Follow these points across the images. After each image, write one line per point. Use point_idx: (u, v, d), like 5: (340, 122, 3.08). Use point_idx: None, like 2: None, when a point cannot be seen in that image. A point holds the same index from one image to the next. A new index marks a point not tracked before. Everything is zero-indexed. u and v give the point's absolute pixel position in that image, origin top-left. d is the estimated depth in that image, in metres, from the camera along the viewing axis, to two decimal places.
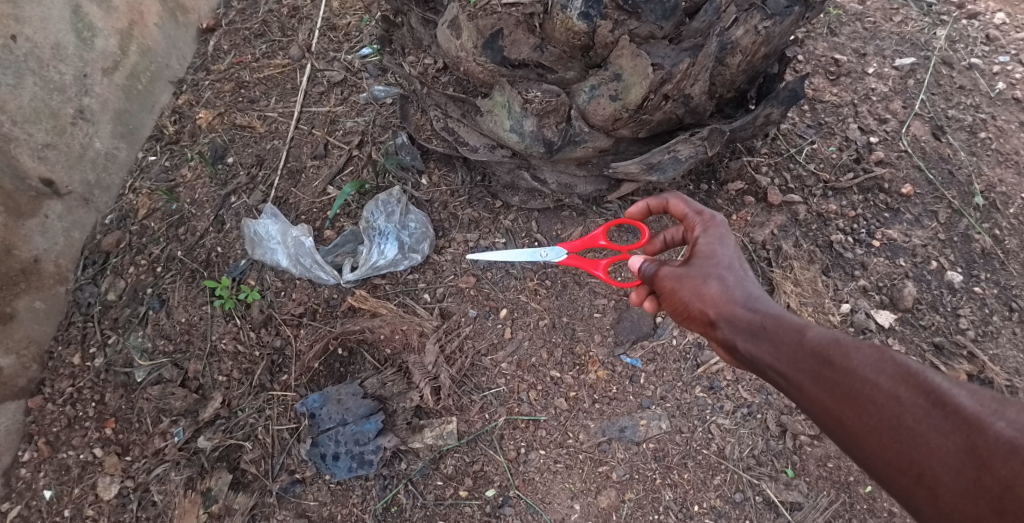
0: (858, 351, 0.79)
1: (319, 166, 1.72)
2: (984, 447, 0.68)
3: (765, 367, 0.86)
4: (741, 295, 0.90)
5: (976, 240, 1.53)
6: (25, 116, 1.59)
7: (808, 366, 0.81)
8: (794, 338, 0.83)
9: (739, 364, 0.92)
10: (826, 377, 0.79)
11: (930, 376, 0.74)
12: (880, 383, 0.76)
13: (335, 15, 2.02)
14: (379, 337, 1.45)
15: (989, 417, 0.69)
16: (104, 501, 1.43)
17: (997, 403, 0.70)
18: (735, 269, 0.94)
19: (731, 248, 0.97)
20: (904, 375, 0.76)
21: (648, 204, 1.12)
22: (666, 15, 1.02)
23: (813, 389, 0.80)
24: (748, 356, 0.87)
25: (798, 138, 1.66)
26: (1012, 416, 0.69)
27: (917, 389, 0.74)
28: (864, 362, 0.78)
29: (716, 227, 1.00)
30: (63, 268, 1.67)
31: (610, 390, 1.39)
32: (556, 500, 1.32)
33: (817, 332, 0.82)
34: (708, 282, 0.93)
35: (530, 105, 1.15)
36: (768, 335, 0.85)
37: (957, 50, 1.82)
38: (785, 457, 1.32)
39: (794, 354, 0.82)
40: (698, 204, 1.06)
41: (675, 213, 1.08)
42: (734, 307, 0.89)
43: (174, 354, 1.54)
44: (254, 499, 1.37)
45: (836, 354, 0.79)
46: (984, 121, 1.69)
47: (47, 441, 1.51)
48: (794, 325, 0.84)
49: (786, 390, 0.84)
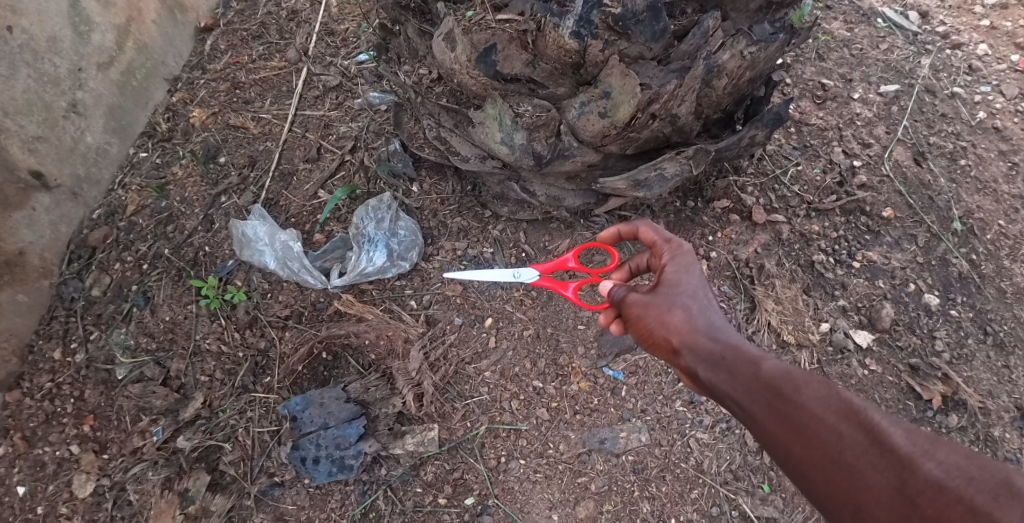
0: (808, 385, 0.81)
1: (311, 170, 1.73)
2: (915, 486, 0.69)
3: (723, 395, 0.88)
4: (703, 324, 0.93)
5: (954, 264, 1.56)
6: (18, 108, 1.58)
7: (761, 397, 0.83)
8: (750, 369, 0.85)
9: (701, 391, 0.94)
10: (777, 408, 0.81)
11: (871, 414, 0.76)
12: (825, 417, 0.78)
13: (333, 20, 2.03)
14: (364, 341, 1.46)
15: (921, 457, 0.71)
16: (78, 499, 1.41)
17: (929, 443, 0.72)
18: (700, 297, 0.97)
19: (697, 276, 0.99)
20: (848, 412, 0.77)
21: (620, 230, 1.15)
22: (656, 37, 1.04)
23: (764, 419, 0.82)
24: (708, 384, 0.89)
25: (784, 159, 1.69)
26: (943, 457, 0.71)
27: (858, 427, 0.76)
28: (813, 397, 0.80)
29: (684, 255, 1.03)
30: (48, 261, 1.66)
31: (592, 401, 1.40)
32: (536, 510, 1.33)
33: (772, 365, 0.84)
34: (673, 311, 0.95)
35: (520, 119, 1.18)
36: (726, 365, 0.88)
37: (941, 79, 1.87)
38: (762, 473, 1.34)
39: (749, 385, 0.84)
40: (668, 232, 1.08)
41: (644, 239, 1.10)
42: (697, 336, 0.92)
43: (157, 352, 1.53)
44: (232, 501, 1.37)
45: (787, 387, 0.81)
46: (964, 149, 1.74)
47: (23, 436, 1.49)
48: (751, 357, 0.87)
49: (741, 419, 0.86)
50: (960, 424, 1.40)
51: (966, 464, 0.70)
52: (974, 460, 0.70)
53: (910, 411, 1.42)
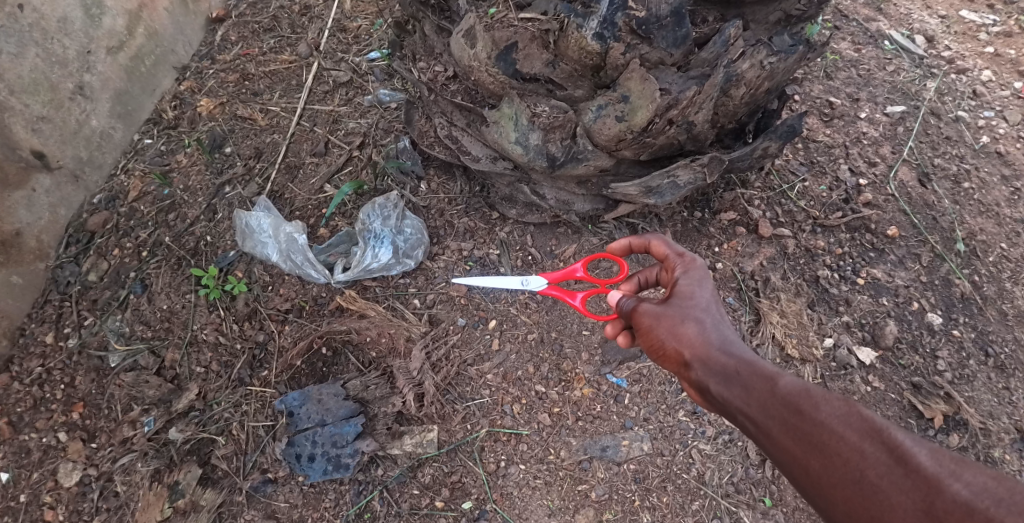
0: (827, 403, 0.80)
1: (318, 164, 1.72)
2: (942, 508, 0.69)
3: (735, 411, 0.87)
4: (716, 338, 0.92)
5: (956, 285, 1.57)
6: (24, 87, 1.56)
7: (778, 413, 0.82)
8: (766, 385, 0.84)
9: (710, 406, 0.93)
10: (795, 426, 0.80)
11: (894, 432, 0.75)
12: (847, 436, 0.77)
13: (346, 16, 2.02)
14: (366, 338, 1.44)
15: (948, 478, 0.70)
16: (64, 488, 1.38)
17: (955, 464, 0.71)
18: (712, 311, 0.96)
19: (709, 290, 0.99)
20: (869, 430, 0.77)
21: (631, 242, 1.13)
22: (677, 43, 1.05)
23: (781, 436, 0.81)
24: (720, 399, 0.88)
25: (791, 175, 1.69)
26: (970, 478, 0.70)
27: (880, 446, 0.75)
28: (833, 414, 0.79)
29: (697, 269, 1.02)
30: (45, 244, 1.64)
31: (594, 408, 1.39)
32: (534, 516, 1.31)
33: (790, 382, 0.83)
34: (685, 323, 0.94)
35: (537, 119, 1.17)
36: (740, 380, 0.86)
37: (946, 102, 1.88)
38: (763, 486, 1.33)
39: (764, 401, 0.83)
40: (680, 246, 1.08)
41: (656, 252, 1.10)
42: (710, 350, 0.91)
43: (152, 341, 1.51)
44: (222, 496, 1.34)
45: (807, 404, 0.80)
46: (968, 172, 1.75)
47: (8, 422, 1.45)
48: (766, 372, 0.85)
49: (755, 436, 0.85)
50: (961, 444, 1.40)
51: (995, 485, 0.69)
52: (1000, 481, 0.69)
53: (911, 429, 1.41)
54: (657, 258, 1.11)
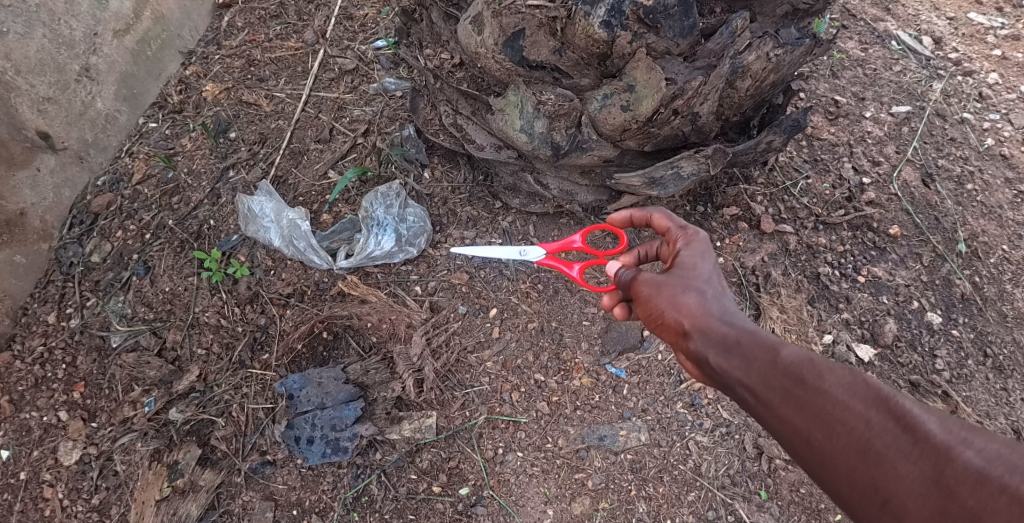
0: (831, 373, 0.80)
1: (322, 150, 1.72)
2: (951, 477, 0.69)
3: (735, 382, 0.86)
4: (717, 309, 0.92)
5: (957, 285, 1.57)
6: (31, 67, 1.57)
7: (779, 383, 0.82)
8: (767, 354, 0.84)
9: (708, 379, 0.92)
10: (797, 396, 0.80)
11: (902, 401, 0.75)
12: (851, 405, 0.76)
13: (353, 4, 2.02)
14: (366, 324, 1.45)
15: (958, 446, 0.70)
16: (63, 467, 1.39)
17: (965, 430, 0.71)
18: (713, 283, 0.96)
19: (711, 263, 0.99)
20: (875, 399, 0.76)
21: (632, 216, 1.14)
22: (684, 33, 1.03)
23: (783, 407, 0.81)
24: (719, 370, 0.88)
25: (794, 172, 1.69)
26: (981, 445, 0.70)
27: (887, 414, 0.75)
28: (836, 383, 0.79)
29: (699, 243, 1.02)
30: (49, 224, 1.64)
31: (593, 398, 1.40)
32: (531, 504, 1.32)
33: (791, 351, 0.83)
34: (685, 294, 0.94)
35: (543, 106, 1.18)
36: (740, 350, 0.86)
37: (951, 104, 1.88)
38: (759, 479, 1.34)
39: (766, 370, 0.83)
40: (682, 220, 1.08)
41: (657, 226, 1.10)
42: (709, 320, 0.91)
43: (154, 322, 1.52)
44: (221, 477, 1.35)
45: (810, 374, 0.80)
46: (971, 174, 1.75)
47: (10, 400, 1.46)
48: (768, 343, 0.85)
49: (754, 407, 0.85)
50: None
51: (1007, 452, 0.69)
52: (1013, 447, 0.69)
53: None
54: (657, 232, 1.12)
